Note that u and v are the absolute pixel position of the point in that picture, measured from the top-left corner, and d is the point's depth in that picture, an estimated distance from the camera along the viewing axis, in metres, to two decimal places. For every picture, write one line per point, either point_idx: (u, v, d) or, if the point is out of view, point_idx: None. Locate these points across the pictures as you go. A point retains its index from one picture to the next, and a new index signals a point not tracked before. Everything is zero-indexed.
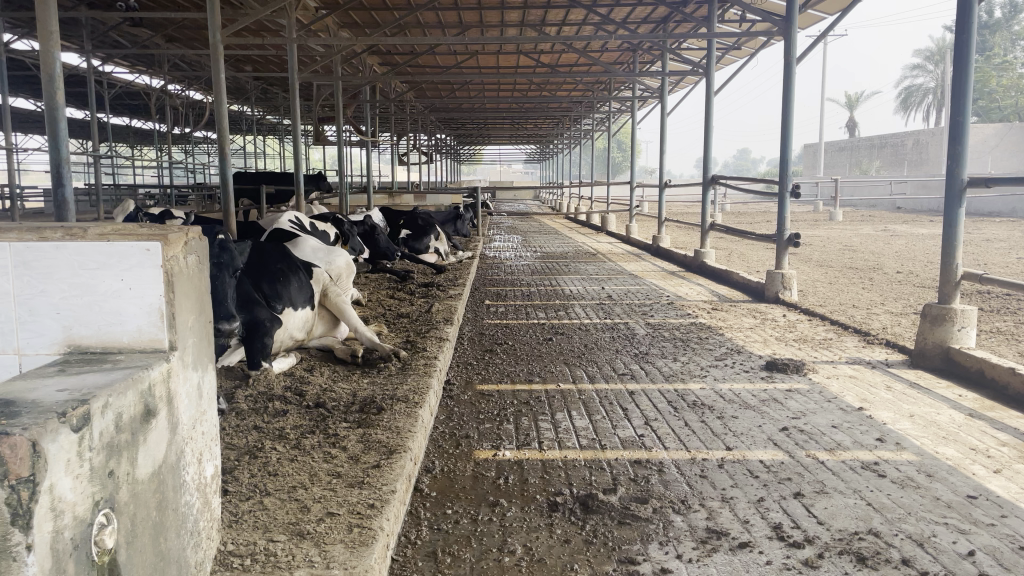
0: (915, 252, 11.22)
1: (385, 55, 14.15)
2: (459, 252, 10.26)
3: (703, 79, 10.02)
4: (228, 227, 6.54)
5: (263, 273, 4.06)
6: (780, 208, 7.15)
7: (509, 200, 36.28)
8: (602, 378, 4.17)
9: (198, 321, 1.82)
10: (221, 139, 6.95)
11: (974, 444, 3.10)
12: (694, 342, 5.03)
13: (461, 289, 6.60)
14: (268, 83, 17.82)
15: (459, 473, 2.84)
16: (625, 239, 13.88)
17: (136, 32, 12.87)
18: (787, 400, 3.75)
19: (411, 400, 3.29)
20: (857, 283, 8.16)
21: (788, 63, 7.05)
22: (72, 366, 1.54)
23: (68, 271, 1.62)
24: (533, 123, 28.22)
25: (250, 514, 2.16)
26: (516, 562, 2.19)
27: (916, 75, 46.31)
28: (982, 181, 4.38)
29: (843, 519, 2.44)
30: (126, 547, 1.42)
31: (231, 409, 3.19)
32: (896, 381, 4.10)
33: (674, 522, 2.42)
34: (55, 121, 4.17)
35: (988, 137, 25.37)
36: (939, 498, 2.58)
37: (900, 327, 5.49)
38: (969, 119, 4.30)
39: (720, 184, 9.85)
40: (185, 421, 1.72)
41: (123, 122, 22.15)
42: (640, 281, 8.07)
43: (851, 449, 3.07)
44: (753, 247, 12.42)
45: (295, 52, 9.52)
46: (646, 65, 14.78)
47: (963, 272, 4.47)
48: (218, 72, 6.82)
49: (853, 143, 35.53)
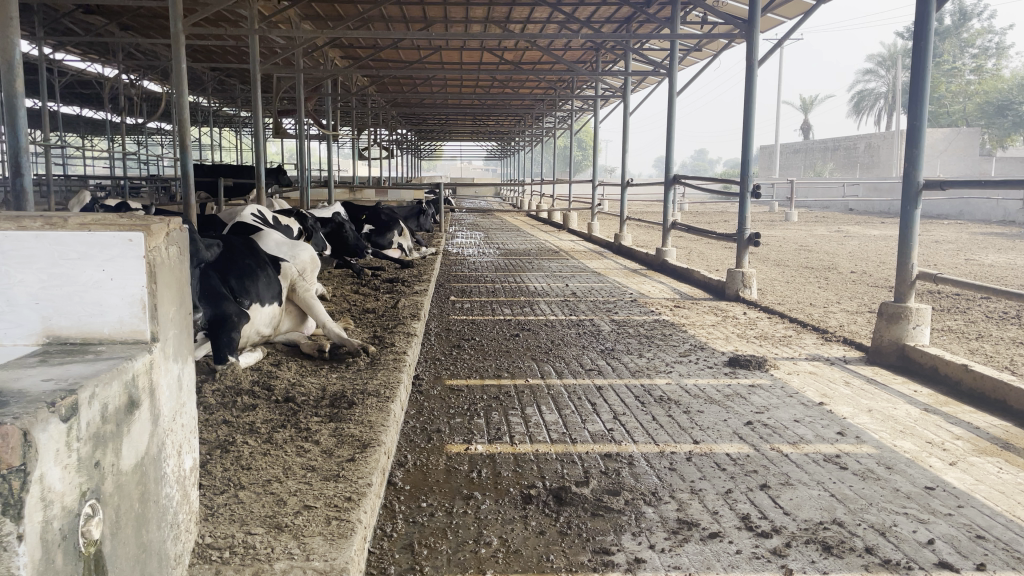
0: (869, 253, 11.47)
1: (347, 49, 14.04)
2: (423, 247, 10.25)
3: (666, 79, 10.13)
4: (188, 222, 6.41)
5: (230, 268, 4.02)
6: (740, 207, 7.26)
7: (470, 197, 36.20)
8: (570, 374, 4.21)
9: (179, 313, 1.82)
10: (181, 130, 6.80)
11: (930, 438, 3.21)
12: (659, 339, 5.11)
13: (427, 284, 6.60)
14: (226, 75, 17.57)
15: (432, 466, 2.85)
16: (586, 237, 14.01)
17: (89, 19, 12.56)
18: (751, 395, 3.83)
19: (382, 394, 3.29)
20: (813, 281, 8.35)
21: (750, 65, 7.19)
22: (53, 358, 1.52)
23: (48, 262, 1.59)
24: (495, 120, 28.22)
25: (226, 508, 2.14)
26: (492, 554, 2.21)
27: (869, 79, 47.54)
28: (937, 184, 4.50)
29: (808, 510, 2.51)
30: (110, 538, 1.41)
31: (199, 403, 3.16)
32: (853, 377, 4.22)
33: (646, 514, 2.46)
34: (14, 110, 4.06)
35: (937, 140, 26.07)
36: (898, 490, 2.68)
37: (856, 325, 5.64)
38: (926, 123, 4.41)
39: (682, 183, 9.95)
40: (166, 413, 1.71)
41: (74, 110, 21.63)
42: (602, 279, 8.16)
43: (813, 442, 3.16)
44: (711, 246, 12.62)
45: (256, 43, 9.37)
46: (608, 65, 14.92)
47: (918, 272, 4.60)
48: (179, 63, 6.67)
49: (807, 146, 36.24)
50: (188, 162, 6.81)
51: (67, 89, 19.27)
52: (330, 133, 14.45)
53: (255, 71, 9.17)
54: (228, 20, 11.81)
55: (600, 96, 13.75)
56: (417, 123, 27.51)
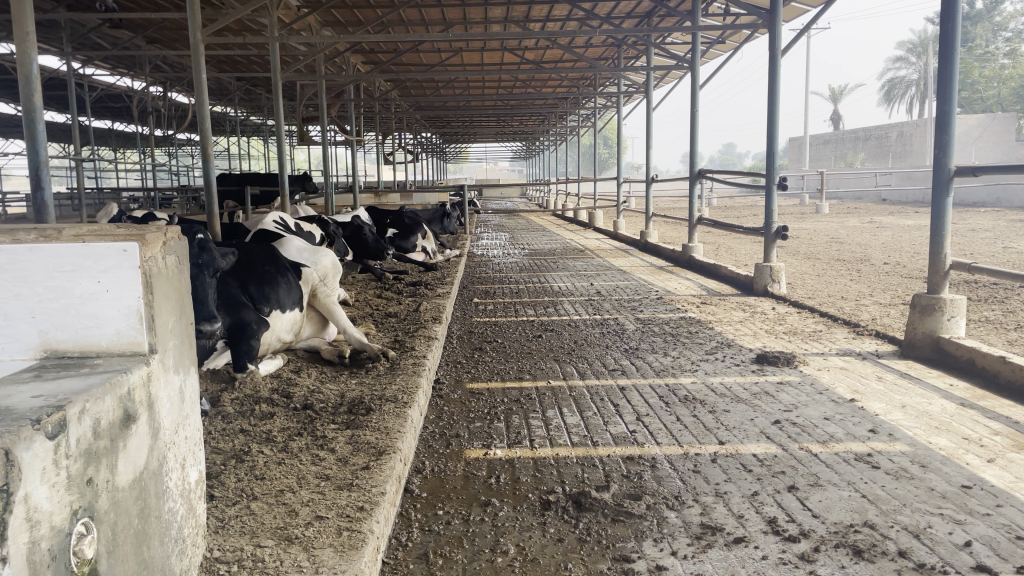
0: (903, 243, 11.21)
1: (368, 53, 14.07)
2: (448, 250, 10.23)
3: (688, 73, 10.00)
4: (212, 230, 6.41)
5: (250, 275, 4.02)
6: (767, 201, 7.12)
7: (496, 198, 36.15)
8: (593, 374, 4.14)
9: (179, 323, 1.78)
10: (204, 139, 6.80)
11: (967, 434, 3.09)
12: (684, 337, 5.01)
13: (450, 287, 6.57)
14: (252, 84, 17.73)
15: (449, 473, 2.80)
16: (612, 234, 13.87)
17: (115, 34, 12.70)
18: (779, 392, 3.74)
19: (399, 399, 3.25)
20: (845, 274, 8.16)
21: (773, 55, 7.05)
22: (48, 373, 1.49)
23: (42, 275, 1.56)
24: (520, 121, 28.17)
25: (237, 519, 2.11)
26: (509, 563, 2.15)
27: (900, 67, 46.76)
28: (969, 170, 4.36)
29: (838, 512, 2.42)
30: (107, 555, 1.38)
31: (216, 413, 3.14)
32: (886, 372, 4.09)
33: (669, 519, 2.39)
34: (33, 124, 4.08)
35: (971, 127, 25.51)
36: (934, 489, 2.57)
37: (889, 318, 5.49)
38: (956, 108, 4.27)
39: (707, 178, 9.81)
40: (167, 426, 1.67)
41: (105, 124, 21.99)
42: (628, 277, 8.06)
43: (844, 440, 3.06)
44: (740, 241, 12.44)
45: (277, 50, 9.39)
46: (631, 60, 14.77)
47: (953, 261, 4.46)
48: (199, 74, 6.66)
49: (837, 136, 35.70)
50: (211, 171, 6.81)
51: (98, 104, 19.53)
52: (354, 138, 14.50)
53: (277, 78, 9.17)
54: (250, 29, 11.91)
55: (623, 92, 13.62)
56: (441, 125, 27.55)
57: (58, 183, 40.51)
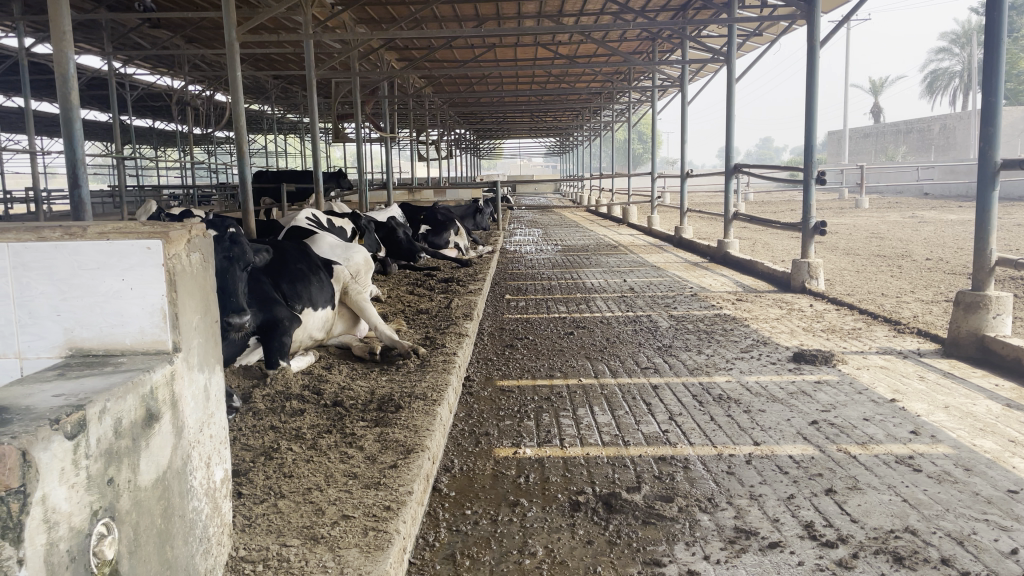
0: (945, 239, 10.94)
1: (402, 50, 14.10)
2: (481, 246, 10.21)
3: (724, 66, 9.85)
4: (246, 226, 6.44)
5: (283, 273, 4.04)
6: (805, 196, 6.98)
7: (530, 193, 36.08)
8: (625, 372, 4.09)
9: (203, 321, 1.77)
10: (239, 137, 6.83)
11: (1013, 436, 2.98)
12: (719, 334, 4.93)
13: (481, 283, 6.54)
14: (288, 82, 17.89)
15: (478, 472, 2.77)
16: (646, 230, 13.74)
17: (155, 34, 12.87)
18: (816, 392, 3.65)
19: (429, 398, 3.23)
20: (885, 271, 7.97)
21: (811, 46, 6.90)
22: (72, 370, 1.48)
23: (68, 272, 1.56)
24: (553, 116, 28.09)
25: (264, 518, 2.10)
26: (537, 565, 2.12)
27: (942, 59, 45.75)
28: (1017, 163, 4.21)
29: (878, 517, 2.34)
30: (128, 556, 1.37)
31: (247, 409, 3.14)
32: (929, 371, 3.98)
33: (701, 522, 2.33)
34: (71, 124, 4.13)
35: (1018, 120, 24.76)
36: (978, 494, 2.48)
37: (932, 315, 5.34)
38: (1002, 99, 4.13)
39: (743, 173, 9.65)
40: (192, 425, 1.66)
41: (146, 123, 22.35)
42: (661, 273, 7.96)
43: (884, 442, 2.97)
44: (777, 236, 12.23)
45: (312, 48, 9.42)
46: (665, 54, 14.61)
47: (998, 257, 4.32)
48: (234, 71, 6.68)
49: (877, 130, 35.11)
50: (246, 169, 6.85)
51: (138, 102, 19.86)
52: (388, 135, 14.53)
53: (311, 75, 9.19)
54: (285, 26, 12.00)
55: (658, 86, 13.47)
56: (475, 121, 27.55)
57: (98, 179, 41.45)
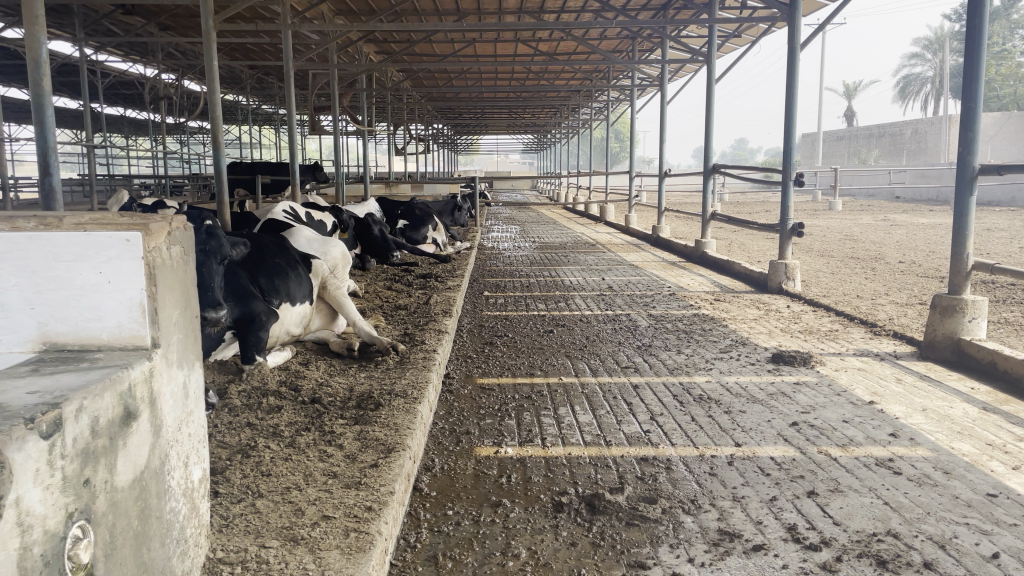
0: (918, 242, 11.04)
1: (381, 43, 13.97)
2: (458, 242, 10.16)
3: (704, 66, 9.87)
4: (221, 218, 6.34)
5: (260, 267, 3.97)
6: (783, 198, 7.01)
7: (507, 190, 35.99)
8: (605, 371, 4.08)
9: (183, 317, 1.72)
10: (214, 127, 6.69)
11: (990, 440, 3.01)
12: (698, 334, 4.93)
13: (460, 280, 6.50)
14: (264, 73, 17.67)
15: (460, 471, 2.74)
16: (622, 229, 13.74)
17: (128, 21, 12.63)
18: (796, 393, 3.66)
19: (409, 395, 3.19)
20: (860, 273, 8.04)
21: (792, 49, 6.94)
22: (46, 366, 1.42)
23: (44, 263, 1.50)
24: (532, 113, 28.04)
25: (241, 518, 2.05)
26: (520, 566, 2.09)
27: (915, 64, 46.31)
28: (994, 169, 4.25)
29: (859, 520, 2.34)
30: (104, 560, 1.32)
31: (223, 405, 3.08)
32: (905, 373, 4.02)
33: (685, 524, 2.32)
34: (42, 109, 4.02)
35: (987, 125, 25.16)
36: (958, 497, 2.49)
37: (907, 318, 5.39)
38: (981, 105, 4.17)
39: (721, 173, 9.69)
40: (170, 423, 1.61)
41: (117, 111, 21.96)
42: (639, 272, 7.96)
43: (864, 444, 2.98)
44: (753, 238, 12.29)
45: (290, 38, 9.29)
46: (645, 53, 14.61)
47: (975, 261, 4.36)
48: (211, 60, 6.57)
49: (851, 133, 35.50)
50: (221, 160, 6.72)
51: (110, 90, 19.51)
52: (366, 128, 14.40)
53: (289, 66, 9.07)
54: (261, 16, 11.84)
55: (636, 85, 13.46)
56: (453, 116, 27.40)
57: (68, 167, 40.76)
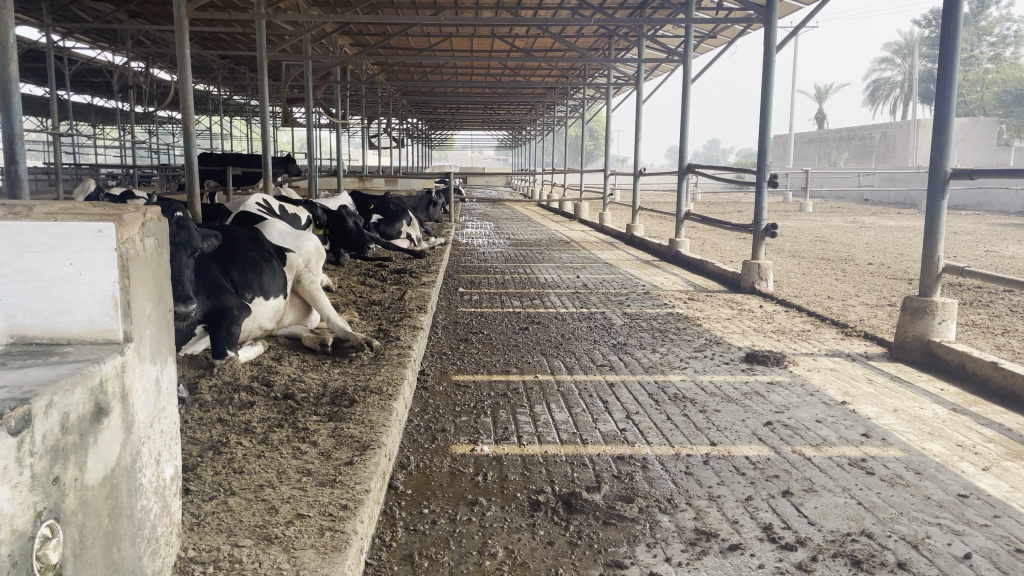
0: (887, 245, 11.22)
1: (355, 35, 13.84)
2: (433, 237, 10.11)
3: (681, 66, 9.91)
4: (191, 209, 6.23)
5: (234, 259, 3.90)
6: (757, 198, 7.05)
7: (482, 186, 35.97)
8: (580, 369, 4.07)
9: (156, 310, 1.68)
10: (185, 117, 6.57)
11: (960, 440, 3.05)
12: (672, 333, 4.95)
13: (435, 276, 6.45)
14: (236, 62, 17.43)
15: (435, 468, 2.72)
16: (595, 227, 13.79)
17: (96, 6, 12.37)
18: (770, 393, 3.68)
19: (385, 392, 3.15)
20: (831, 274, 8.12)
21: (768, 51, 6.98)
22: (14, 359, 1.38)
23: (11, 254, 1.45)
24: (507, 109, 28.00)
25: (213, 516, 2.01)
26: (497, 566, 2.08)
27: (884, 69, 47.01)
28: (966, 173, 4.30)
29: (834, 519, 2.36)
30: (73, 560, 1.28)
31: (193, 400, 3.02)
32: (877, 374, 4.05)
33: (661, 523, 2.32)
34: (9, 95, 3.91)
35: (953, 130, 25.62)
36: (930, 497, 2.52)
37: (878, 319, 5.46)
38: (954, 109, 4.22)
39: (696, 173, 9.74)
40: (142, 419, 1.57)
41: (84, 99, 21.53)
42: (614, 270, 7.98)
43: (837, 445, 3.00)
44: (725, 237, 12.37)
45: (263, 28, 9.16)
46: (620, 52, 14.65)
47: (946, 264, 4.41)
48: (182, 49, 6.44)
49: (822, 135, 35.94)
50: (192, 150, 6.60)
51: (77, 77, 19.14)
52: (339, 121, 14.28)
53: (263, 57, 8.95)
54: (233, 5, 11.67)
55: (611, 84, 13.50)
56: (427, 111, 27.27)
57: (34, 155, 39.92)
